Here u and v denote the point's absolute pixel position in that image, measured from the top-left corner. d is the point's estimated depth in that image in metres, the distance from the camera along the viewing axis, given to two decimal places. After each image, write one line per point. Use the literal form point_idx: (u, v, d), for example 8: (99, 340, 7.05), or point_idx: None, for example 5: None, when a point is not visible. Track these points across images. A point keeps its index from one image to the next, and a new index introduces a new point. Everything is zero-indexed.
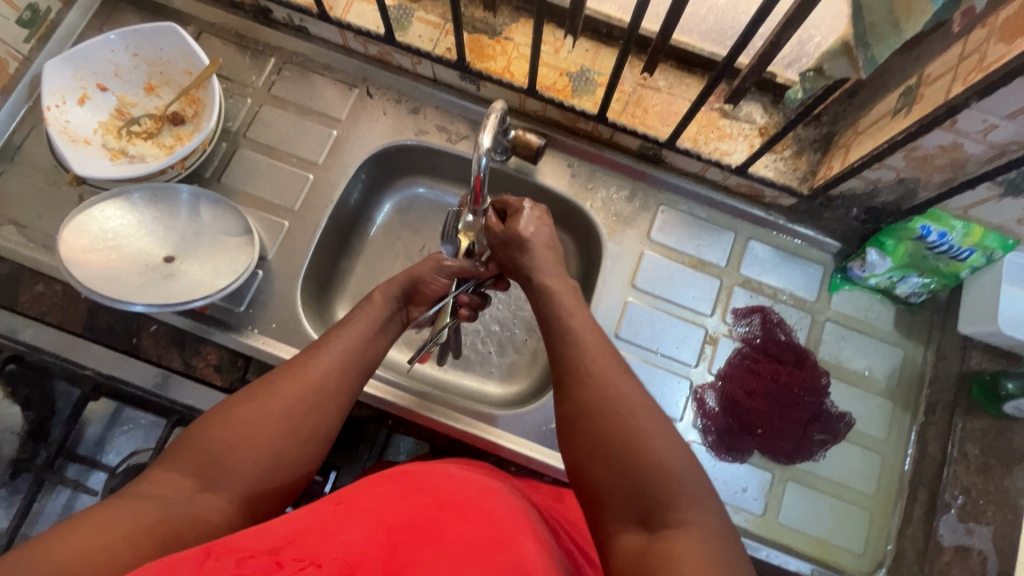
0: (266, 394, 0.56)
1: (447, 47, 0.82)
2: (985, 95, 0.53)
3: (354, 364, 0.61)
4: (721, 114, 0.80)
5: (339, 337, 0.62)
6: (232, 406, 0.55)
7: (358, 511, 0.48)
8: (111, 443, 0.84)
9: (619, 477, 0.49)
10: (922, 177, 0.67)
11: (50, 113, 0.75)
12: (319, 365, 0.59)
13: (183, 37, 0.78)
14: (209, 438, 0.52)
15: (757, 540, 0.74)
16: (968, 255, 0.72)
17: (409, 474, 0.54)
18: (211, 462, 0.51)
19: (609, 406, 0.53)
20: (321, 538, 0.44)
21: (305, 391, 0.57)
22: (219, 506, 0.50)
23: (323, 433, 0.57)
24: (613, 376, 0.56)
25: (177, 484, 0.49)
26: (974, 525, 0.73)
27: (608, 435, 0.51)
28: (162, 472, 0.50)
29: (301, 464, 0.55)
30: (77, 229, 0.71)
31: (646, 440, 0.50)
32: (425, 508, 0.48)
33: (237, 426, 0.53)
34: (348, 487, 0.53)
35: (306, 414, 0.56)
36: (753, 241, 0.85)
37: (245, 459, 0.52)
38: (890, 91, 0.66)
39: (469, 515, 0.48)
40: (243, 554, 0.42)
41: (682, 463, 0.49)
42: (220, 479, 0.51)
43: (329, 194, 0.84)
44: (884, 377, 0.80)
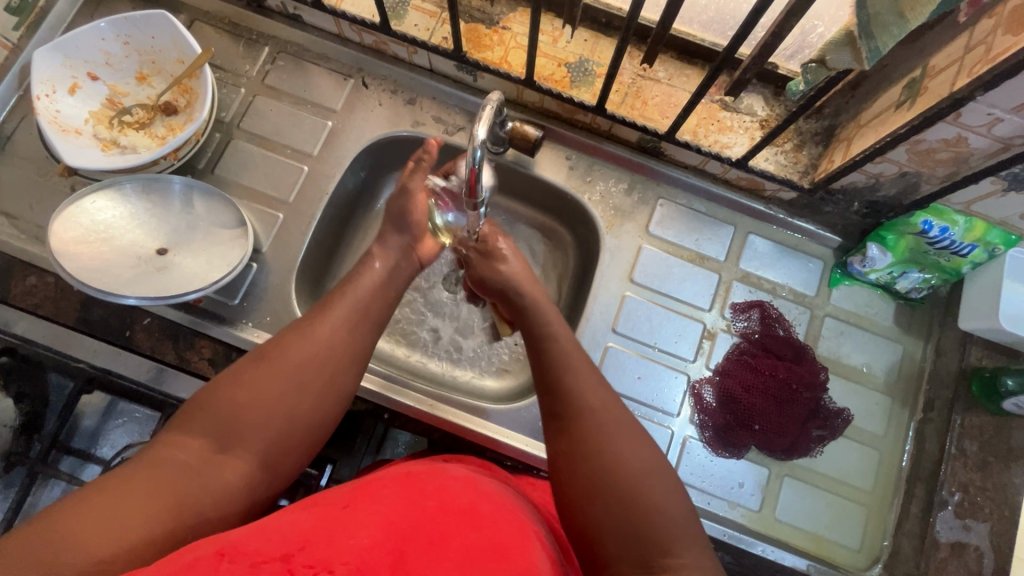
0: (277, 353, 0.56)
1: (444, 37, 0.80)
2: (990, 87, 0.51)
3: (362, 321, 0.62)
4: (721, 106, 0.78)
5: (345, 295, 0.63)
6: (241, 368, 0.55)
7: (366, 512, 0.48)
8: (105, 436, 0.81)
9: (613, 510, 0.50)
10: (924, 171, 0.66)
11: (40, 103, 0.74)
12: (328, 323, 0.60)
13: (174, 25, 0.77)
14: (220, 401, 0.53)
15: (753, 536, 0.74)
16: (969, 250, 0.71)
17: (412, 476, 0.54)
18: (223, 423, 0.52)
19: (609, 446, 0.54)
20: (331, 542, 0.44)
21: (315, 346, 0.58)
22: (238, 467, 0.51)
23: (338, 385, 0.58)
24: (617, 414, 0.57)
25: (190, 448, 0.50)
26: (971, 521, 0.73)
27: (607, 472, 0.52)
28: (174, 437, 0.51)
29: (316, 421, 0.56)
30: (68, 221, 0.70)
31: (644, 482, 0.51)
32: (431, 514, 0.48)
33: (248, 387, 0.54)
34: (350, 490, 0.53)
35: (318, 370, 0.57)
36: (752, 235, 0.84)
37: (257, 417, 0.52)
38: (893, 83, 0.64)
39: (469, 522, 0.49)
40: (256, 558, 0.41)
41: (678, 506, 0.51)
42: (233, 439, 0.51)
43: (324, 186, 0.83)
44: (882, 372, 0.80)
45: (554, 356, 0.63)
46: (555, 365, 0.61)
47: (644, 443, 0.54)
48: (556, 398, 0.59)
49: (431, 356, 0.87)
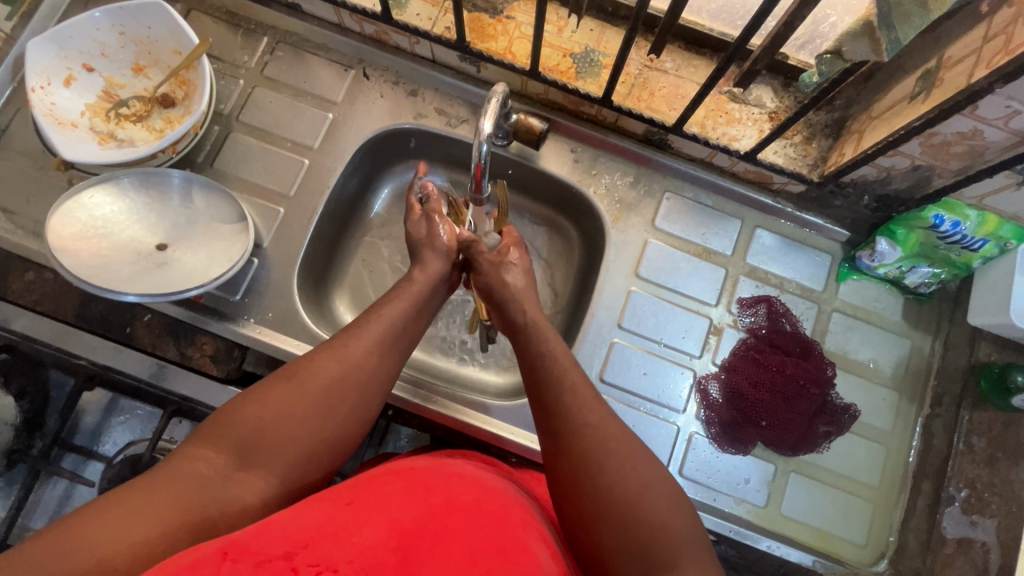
0: (306, 372, 0.55)
1: (447, 26, 0.79)
2: (1010, 79, 0.50)
3: (390, 344, 0.62)
4: (730, 98, 0.77)
5: (375, 317, 0.62)
6: (268, 384, 0.54)
7: (368, 507, 0.48)
8: (108, 433, 0.83)
9: (613, 526, 0.50)
10: (938, 165, 0.65)
11: (34, 95, 0.72)
12: (357, 344, 0.59)
13: (171, 15, 0.75)
14: (248, 418, 0.52)
15: (759, 532, 0.74)
16: (980, 245, 0.71)
17: (417, 474, 0.54)
18: (249, 443, 0.51)
19: (612, 460, 0.53)
20: (336, 540, 0.43)
21: (347, 372, 0.57)
22: (256, 484, 0.50)
23: (364, 413, 0.57)
24: (616, 429, 0.56)
25: (210, 463, 0.49)
26: (978, 517, 0.72)
27: (607, 490, 0.52)
28: (196, 451, 0.50)
29: (340, 445, 0.55)
30: (65, 216, 0.69)
31: (647, 498, 0.51)
32: (434, 510, 0.48)
33: (274, 404, 0.53)
34: (352, 485, 0.52)
35: (345, 393, 0.56)
36: (760, 229, 0.83)
37: (283, 439, 0.52)
38: (907, 75, 0.63)
39: (478, 519, 0.49)
40: (259, 557, 0.41)
41: (682, 520, 0.51)
42: (257, 458, 0.51)
43: (325, 180, 0.81)
44: (890, 368, 0.79)
45: (549, 369, 0.61)
46: (552, 378, 0.60)
47: (647, 458, 0.55)
48: (551, 416, 0.58)
49: (434, 351, 0.87)
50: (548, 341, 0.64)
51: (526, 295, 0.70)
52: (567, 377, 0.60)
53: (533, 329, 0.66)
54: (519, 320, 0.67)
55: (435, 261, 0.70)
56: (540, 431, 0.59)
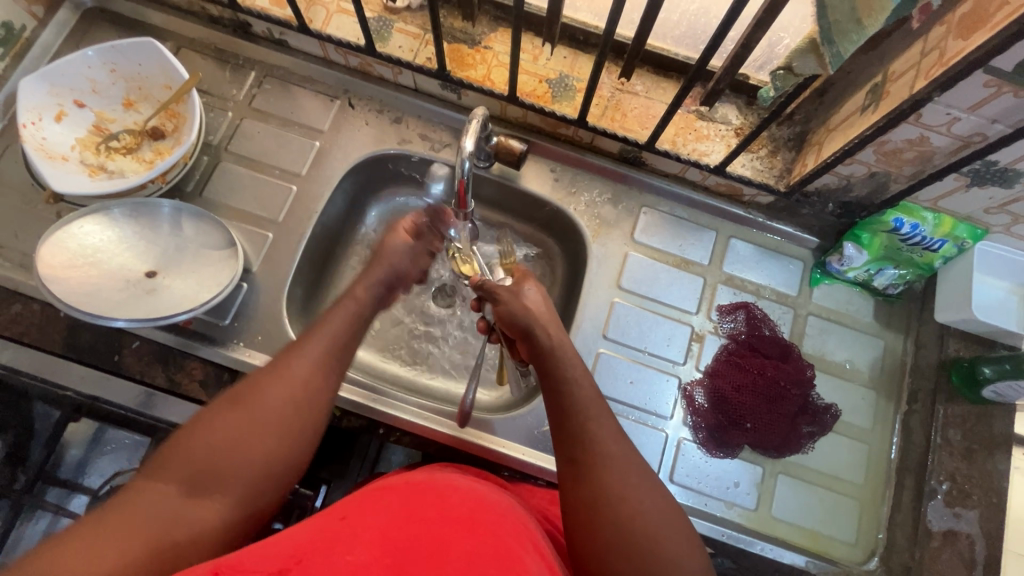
0: (251, 395, 0.58)
1: (428, 57, 0.83)
2: (946, 88, 0.55)
3: (333, 358, 0.64)
4: (697, 116, 0.82)
5: (315, 333, 0.65)
6: (215, 412, 0.56)
7: (365, 527, 0.48)
8: (94, 464, 0.78)
9: (626, 563, 0.53)
10: (892, 171, 0.69)
11: (26, 130, 0.74)
12: (300, 361, 0.61)
13: (161, 52, 0.78)
14: (197, 443, 0.54)
15: (751, 535, 0.74)
16: (940, 245, 0.75)
17: (413, 486, 0.55)
18: (200, 467, 0.52)
19: (632, 497, 0.56)
20: (328, 561, 0.44)
21: (289, 389, 0.59)
22: (213, 509, 0.52)
23: (311, 427, 0.59)
24: (635, 462, 0.59)
25: (164, 494, 0.50)
26: (961, 509, 0.74)
27: (626, 527, 0.54)
28: (147, 483, 0.51)
29: (295, 459, 0.58)
30: (55, 245, 0.70)
31: (651, 532, 0.54)
32: (430, 527, 0.48)
33: (222, 430, 0.55)
34: (348, 502, 0.53)
35: (292, 411, 0.58)
36: (734, 239, 0.86)
37: (236, 461, 0.54)
38: (857, 89, 0.68)
39: (473, 531, 0.49)
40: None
41: (694, 561, 0.54)
42: (211, 484, 0.52)
43: (312, 205, 0.84)
44: (866, 367, 0.82)
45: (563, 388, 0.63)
46: (571, 402, 0.62)
47: (664, 495, 0.57)
48: (573, 442, 0.60)
49: (425, 370, 0.88)
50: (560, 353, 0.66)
51: (527, 306, 0.71)
52: (581, 395, 0.62)
53: (558, 355, 0.66)
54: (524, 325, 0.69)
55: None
56: (560, 458, 0.61)
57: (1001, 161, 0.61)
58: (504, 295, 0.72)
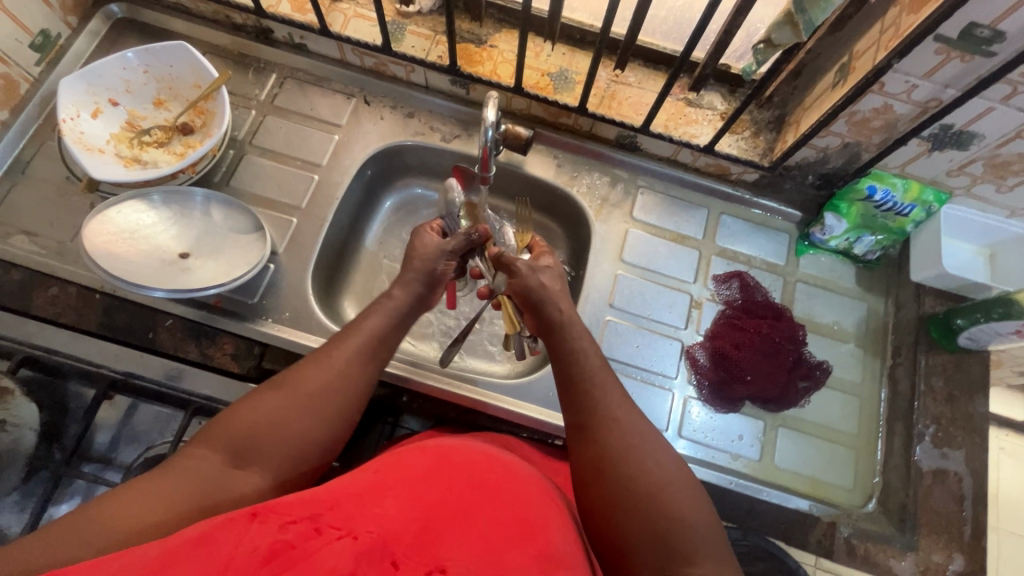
0: (293, 380, 0.62)
1: (439, 55, 0.90)
2: (903, 56, 0.63)
3: (370, 354, 0.68)
4: (686, 103, 0.90)
5: (356, 330, 0.69)
6: (260, 392, 0.61)
7: (393, 487, 0.53)
8: (126, 442, 0.83)
9: (631, 514, 0.56)
10: (863, 140, 0.77)
11: (65, 125, 0.79)
12: (340, 353, 0.66)
13: (193, 53, 0.84)
14: (242, 419, 0.59)
15: (758, 483, 0.79)
16: (910, 210, 0.83)
17: (442, 453, 0.60)
18: (243, 441, 0.57)
19: (636, 454, 0.60)
20: (357, 511, 0.49)
21: (328, 377, 0.63)
22: (251, 480, 0.56)
23: (346, 415, 0.63)
24: (639, 427, 0.63)
25: (209, 462, 0.56)
26: (948, 450, 0.80)
27: (630, 482, 0.58)
28: (195, 449, 0.57)
29: (328, 443, 0.62)
30: (98, 225, 0.74)
31: (666, 492, 0.57)
32: (451, 492, 0.54)
33: (265, 408, 0.59)
34: (383, 463, 0.59)
35: (330, 397, 0.62)
36: (725, 215, 0.94)
37: (276, 439, 0.58)
38: (827, 69, 0.77)
39: (493, 495, 0.55)
40: (286, 518, 0.47)
41: (701, 515, 0.56)
42: (251, 457, 0.57)
43: (332, 193, 0.89)
44: (852, 327, 0.89)
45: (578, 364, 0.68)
46: (582, 374, 0.67)
47: (668, 455, 0.61)
48: (581, 409, 0.65)
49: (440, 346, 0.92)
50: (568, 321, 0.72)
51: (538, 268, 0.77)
52: (590, 368, 0.68)
53: (567, 329, 0.71)
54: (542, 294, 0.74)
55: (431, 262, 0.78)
56: (570, 423, 0.66)
57: (956, 124, 0.69)
58: (520, 268, 0.75)
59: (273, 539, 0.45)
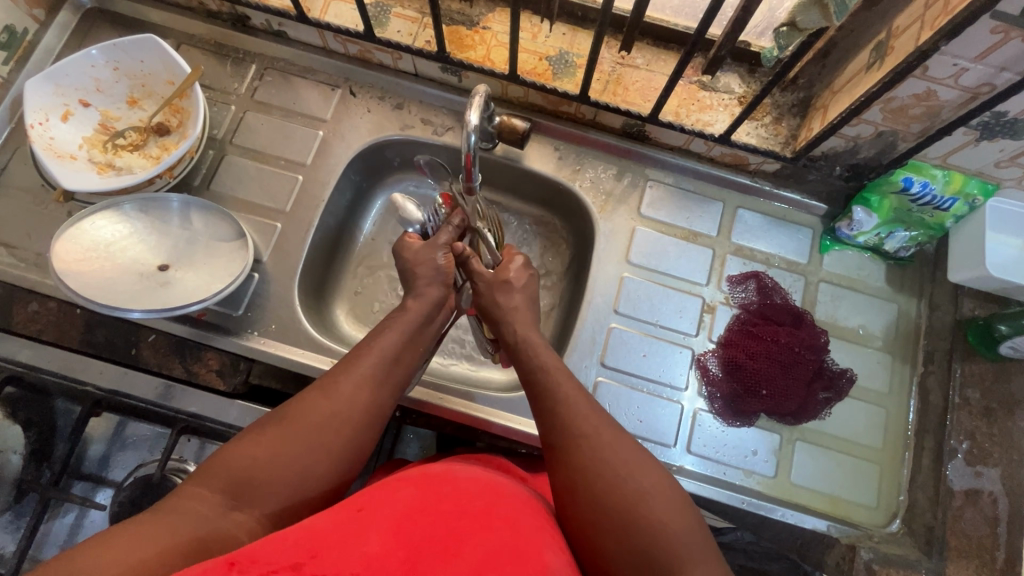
0: (298, 410, 0.55)
1: (427, 40, 0.83)
2: (952, 37, 0.54)
3: (383, 380, 0.61)
4: (700, 87, 0.81)
5: (367, 352, 0.61)
6: (262, 425, 0.54)
7: (380, 515, 0.44)
8: (116, 459, 0.80)
9: (623, 538, 0.50)
10: (900, 129, 0.69)
11: (33, 131, 0.75)
12: (350, 379, 0.58)
13: (163, 47, 0.78)
14: (240, 455, 0.51)
15: (772, 502, 0.74)
16: (951, 204, 0.74)
17: (426, 477, 0.51)
18: (241, 478, 0.50)
19: (614, 466, 0.54)
20: (343, 551, 0.40)
21: (337, 407, 0.56)
22: (248, 524, 0.49)
23: (356, 450, 0.56)
24: (616, 439, 0.56)
25: (205, 501, 0.48)
26: (982, 467, 0.75)
27: (604, 500, 0.52)
28: (190, 488, 0.49)
29: (334, 482, 0.54)
30: (69, 241, 0.71)
31: (657, 502, 0.52)
32: (445, 518, 0.45)
33: (266, 443, 0.52)
34: (359, 492, 0.50)
35: (339, 430, 0.55)
36: (741, 209, 0.86)
37: (276, 477, 0.51)
38: (862, 48, 0.67)
39: (499, 521, 0.46)
40: (267, 568, 0.38)
41: (690, 528, 0.51)
42: (251, 496, 0.50)
43: (318, 194, 0.84)
44: (880, 332, 0.81)
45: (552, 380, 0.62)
46: (551, 394, 0.60)
47: (649, 465, 0.55)
48: (553, 430, 0.58)
49: (436, 353, 0.88)
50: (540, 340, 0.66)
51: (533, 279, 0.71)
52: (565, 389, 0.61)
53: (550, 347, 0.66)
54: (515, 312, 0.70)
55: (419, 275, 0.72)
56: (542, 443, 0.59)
57: (1011, 111, 0.60)
58: (483, 283, 0.72)
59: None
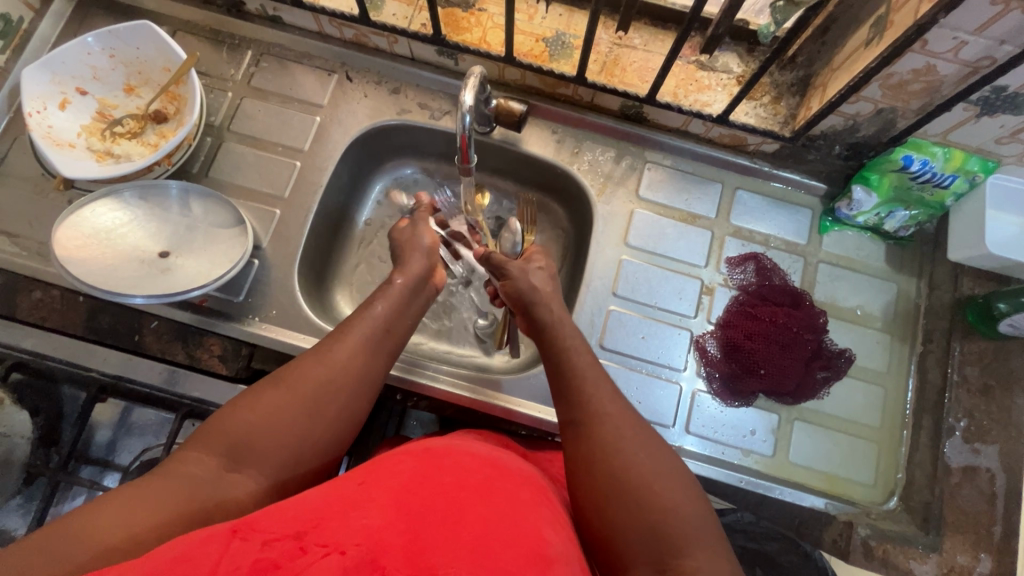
0: (292, 377, 0.56)
1: (422, 23, 0.82)
2: (951, 9, 0.53)
3: (374, 350, 0.62)
4: (698, 67, 0.81)
5: (359, 324, 0.62)
6: (257, 391, 0.54)
7: (380, 488, 0.45)
8: (122, 444, 0.81)
9: (631, 516, 0.50)
10: (899, 106, 0.68)
11: (32, 119, 0.75)
12: (343, 349, 0.59)
13: (158, 34, 0.78)
14: (236, 420, 0.52)
15: (770, 480, 0.75)
16: (951, 181, 0.74)
17: (432, 451, 0.51)
18: (239, 441, 0.51)
19: (631, 446, 0.54)
20: (343, 521, 0.40)
21: (331, 373, 0.57)
22: (248, 485, 0.50)
23: (349, 415, 0.57)
24: (632, 420, 0.57)
25: (204, 463, 0.49)
26: (980, 445, 0.76)
27: (620, 475, 0.52)
28: (188, 452, 0.50)
29: (329, 445, 0.55)
30: (70, 229, 0.71)
31: (663, 484, 0.51)
32: (449, 492, 0.45)
33: (261, 407, 0.53)
34: (366, 466, 0.50)
35: (332, 396, 0.56)
36: (740, 190, 0.86)
37: (273, 439, 0.52)
38: (862, 24, 0.67)
39: (498, 497, 0.46)
40: (268, 535, 0.39)
41: (699, 511, 0.51)
42: (248, 459, 0.50)
43: (316, 180, 0.84)
44: (879, 312, 0.81)
45: (568, 363, 0.63)
46: (570, 373, 0.62)
47: (661, 450, 0.55)
48: (571, 406, 0.59)
49: (437, 338, 0.89)
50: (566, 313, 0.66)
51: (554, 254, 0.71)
52: (575, 377, 0.61)
53: (554, 329, 0.66)
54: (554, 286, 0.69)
55: (417, 261, 0.72)
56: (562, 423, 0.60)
57: (1011, 85, 0.60)
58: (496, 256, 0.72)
59: (254, 559, 0.37)
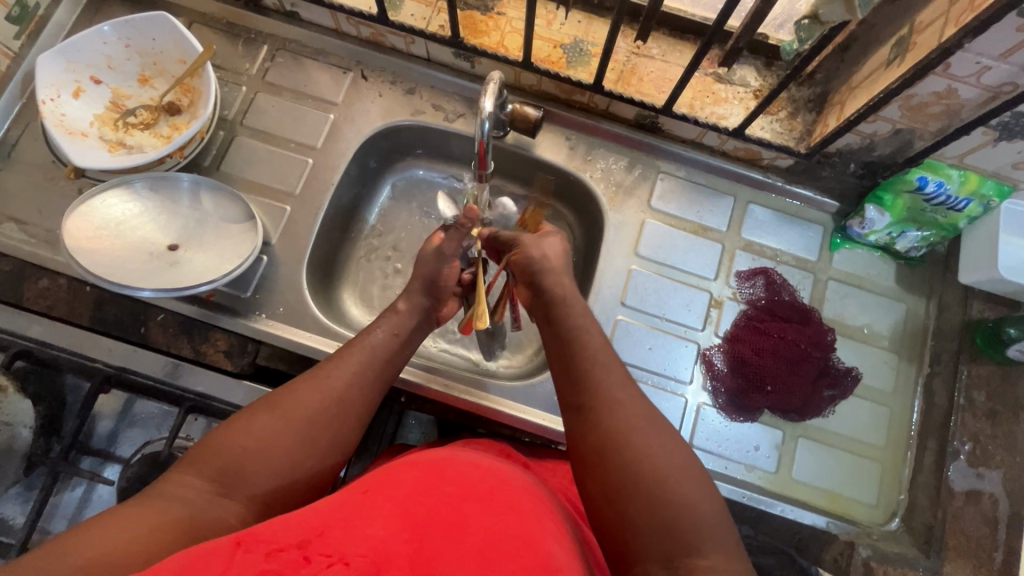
0: (287, 401, 0.55)
1: (441, 24, 0.82)
2: (977, 34, 0.53)
3: (372, 374, 0.62)
4: (715, 79, 0.80)
5: (359, 347, 0.63)
6: (253, 414, 0.54)
7: (383, 498, 0.45)
8: (124, 436, 0.81)
9: (641, 510, 0.49)
10: (917, 127, 0.68)
11: (45, 106, 0.75)
12: (340, 374, 0.59)
13: (175, 26, 0.78)
14: (230, 445, 0.52)
15: (772, 497, 0.75)
16: (965, 204, 0.73)
17: (435, 461, 0.51)
18: (231, 466, 0.50)
19: (635, 439, 0.53)
20: (348, 531, 0.40)
21: (326, 399, 0.57)
22: (238, 510, 0.49)
23: (343, 442, 0.57)
24: (645, 419, 0.55)
25: (196, 488, 0.49)
26: (984, 469, 0.76)
27: (630, 463, 0.52)
28: (181, 474, 0.50)
29: (322, 470, 0.55)
30: (80, 219, 0.71)
31: (676, 477, 0.50)
32: (452, 502, 0.45)
33: (256, 432, 0.53)
34: (370, 475, 0.50)
35: (327, 423, 0.56)
36: (753, 204, 0.85)
37: (264, 465, 0.51)
38: (882, 44, 0.67)
39: (503, 513, 0.46)
40: (274, 546, 0.39)
41: (712, 509, 0.50)
42: (239, 484, 0.50)
43: (328, 178, 0.84)
44: (887, 331, 0.81)
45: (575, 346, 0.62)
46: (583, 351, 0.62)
47: (674, 447, 0.53)
48: (578, 391, 0.59)
49: (443, 341, 0.88)
50: (575, 320, 0.65)
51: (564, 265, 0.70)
52: None
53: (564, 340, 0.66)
54: (564, 291, 0.68)
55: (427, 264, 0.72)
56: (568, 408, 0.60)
57: None
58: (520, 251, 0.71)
59: (260, 569, 0.37)
